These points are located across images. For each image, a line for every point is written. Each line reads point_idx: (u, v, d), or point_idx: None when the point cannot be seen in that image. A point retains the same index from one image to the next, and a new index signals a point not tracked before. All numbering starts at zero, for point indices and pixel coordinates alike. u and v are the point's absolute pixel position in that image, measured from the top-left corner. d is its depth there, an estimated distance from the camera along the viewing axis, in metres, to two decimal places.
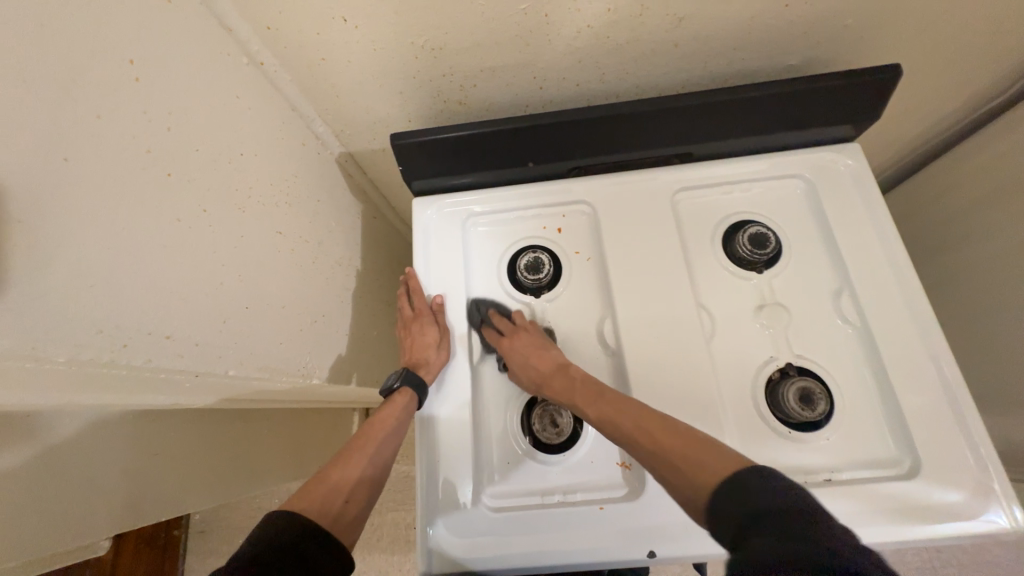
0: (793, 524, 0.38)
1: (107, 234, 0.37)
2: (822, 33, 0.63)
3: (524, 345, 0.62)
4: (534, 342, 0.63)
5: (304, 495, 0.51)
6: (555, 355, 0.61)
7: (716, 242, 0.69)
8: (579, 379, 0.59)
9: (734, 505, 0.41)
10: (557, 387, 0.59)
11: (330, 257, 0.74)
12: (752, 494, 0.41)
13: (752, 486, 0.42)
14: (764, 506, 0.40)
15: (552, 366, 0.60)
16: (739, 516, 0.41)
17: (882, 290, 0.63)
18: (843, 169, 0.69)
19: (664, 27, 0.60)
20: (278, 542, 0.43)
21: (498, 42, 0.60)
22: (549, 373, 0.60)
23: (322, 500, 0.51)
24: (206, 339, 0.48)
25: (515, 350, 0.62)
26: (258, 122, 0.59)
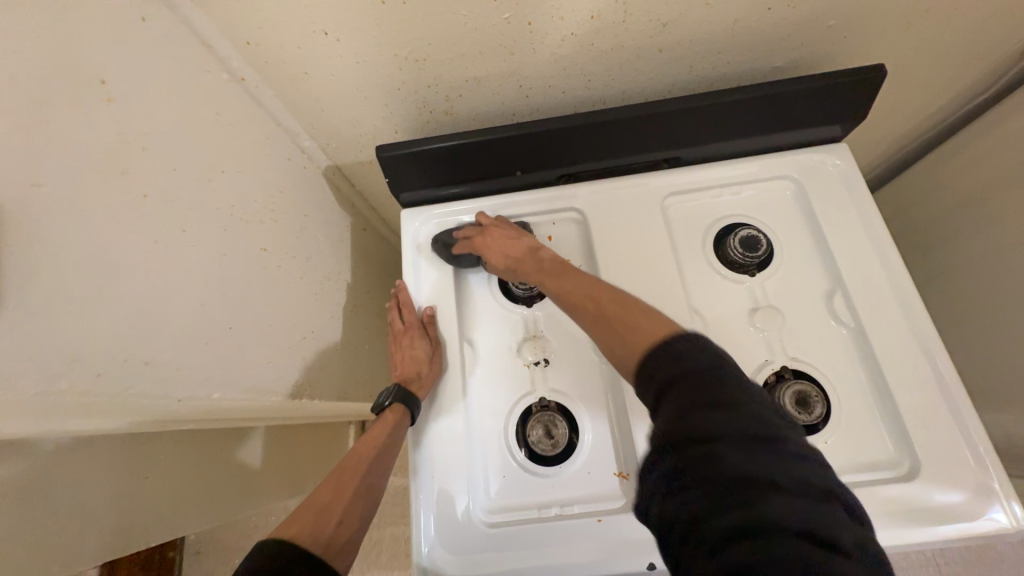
0: (707, 397, 0.40)
1: (78, 260, 0.36)
2: (805, 35, 0.63)
3: (497, 238, 0.66)
4: (503, 232, 0.66)
5: (295, 521, 0.50)
6: (526, 241, 0.65)
7: (707, 246, 0.69)
8: (546, 258, 0.63)
9: (665, 362, 0.43)
10: (528, 268, 0.62)
11: (319, 271, 0.73)
12: (686, 360, 0.43)
13: (685, 353, 0.43)
14: (691, 372, 0.42)
15: (522, 252, 0.64)
16: (665, 372, 0.43)
17: (875, 290, 0.63)
18: (831, 170, 0.69)
19: (648, 32, 0.60)
20: (272, 566, 0.42)
21: (482, 52, 0.60)
22: (521, 257, 0.64)
23: (314, 524, 0.50)
24: (187, 362, 0.47)
25: (490, 244, 0.65)
26: (241, 138, 0.58)
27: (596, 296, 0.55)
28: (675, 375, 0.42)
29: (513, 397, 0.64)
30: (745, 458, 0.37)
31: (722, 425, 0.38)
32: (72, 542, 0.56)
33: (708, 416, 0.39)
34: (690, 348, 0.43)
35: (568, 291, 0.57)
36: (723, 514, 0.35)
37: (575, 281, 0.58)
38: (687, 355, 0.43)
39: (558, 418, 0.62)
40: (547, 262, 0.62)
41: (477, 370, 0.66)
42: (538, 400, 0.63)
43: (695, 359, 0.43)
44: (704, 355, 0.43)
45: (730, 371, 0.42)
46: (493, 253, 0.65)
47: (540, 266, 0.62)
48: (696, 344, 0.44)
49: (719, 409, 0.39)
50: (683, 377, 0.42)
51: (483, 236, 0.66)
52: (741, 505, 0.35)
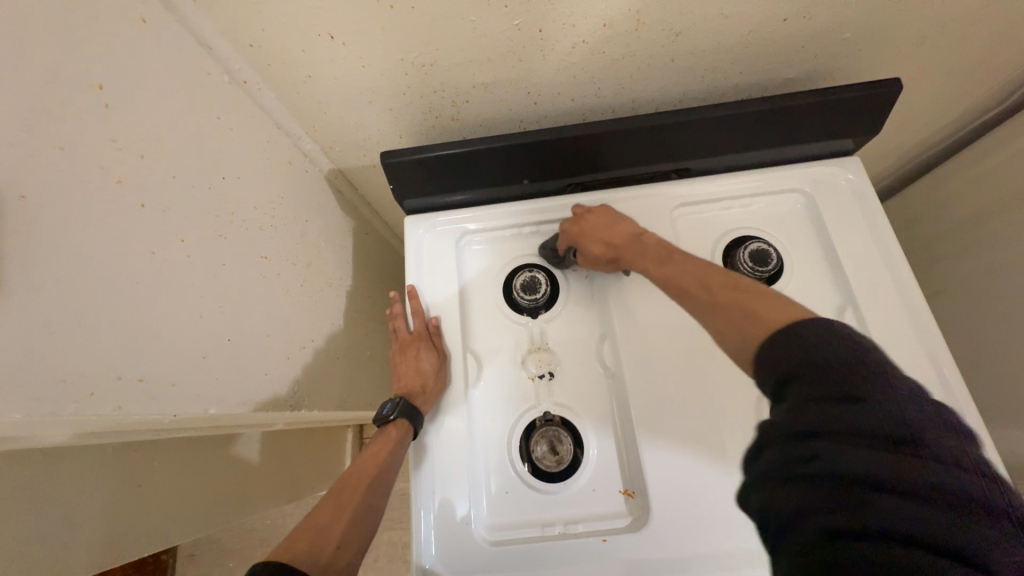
0: (833, 395, 0.36)
1: (72, 276, 0.35)
2: (819, 47, 0.62)
3: (594, 224, 0.63)
4: (605, 216, 0.64)
5: (293, 542, 0.48)
6: (628, 225, 0.62)
7: (717, 259, 0.67)
8: (650, 244, 0.59)
9: (785, 353, 0.39)
10: (629, 253, 0.60)
11: (320, 278, 0.72)
12: (813, 355, 0.37)
13: (819, 348, 0.37)
14: (808, 369, 0.37)
15: (623, 238, 0.61)
16: (780, 368, 0.39)
17: (887, 308, 0.62)
18: (843, 184, 0.68)
19: (661, 41, 0.59)
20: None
21: (491, 58, 0.59)
22: (623, 243, 0.61)
23: (312, 547, 0.49)
24: (183, 378, 0.45)
25: (587, 228, 0.64)
26: (242, 142, 0.56)
27: (707, 282, 0.50)
28: (796, 371, 0.38)
29: (517, 411, 0.63)
30: (869, 458, 0.34)
31: (839, 420, 0.35)
32: (65, 556, 0.54)
33: (830, 411, 0.35)
34: (826, 340, 0.38)
35: (677, 273, 0.53)
36: (827, 507, 0.33)
37: (683, 263, 0.54)
38: (817, 350, 0.37)
39: (563, 433, 0.61)
40: (652, 248, 0.58)
41: (482, 383, 0.64)
42: (543, 414, 0.62)
43: (827, 356, 0.37)
44: (841, 349, 0.37)
45: (877, 375, 0.36)
46: (591, 239, 0.63)
47: (642, 252, 0.59)
48: (837, 339, 0.38)
49: (844, 406, 0.35)
50: (802, 376, 0.37)
51: (580, 222, 0.64)
52: (852, 501, 0.33)
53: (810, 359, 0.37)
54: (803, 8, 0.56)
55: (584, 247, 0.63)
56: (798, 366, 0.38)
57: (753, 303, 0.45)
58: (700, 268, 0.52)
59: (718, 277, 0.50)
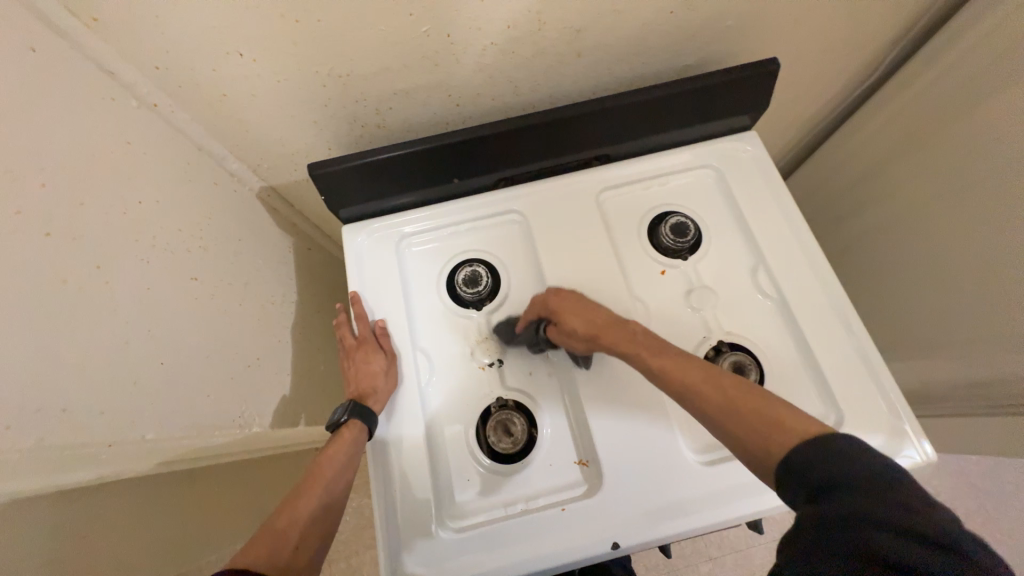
0: (887, 505, 0.36)
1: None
2: (707, 35, 0.68)
3: (570, 303, 0.62)
4: (580, 296, 0.63)
5: (252, 548, 0.50)
6: (606, 310, 0.61)
7: (642, 235, 0.72)
8: (636, 332, 0.58)
9: (811, 480, 0.40)
10: (614, 338, 0.58)
11: (261, 296, 0.71)
12: (843, 473, 0.39)
13: (848, 467, 0.39)
14: (849, 485, 0.38)
15: (606, 320, 0.60)
16: (809, 488, 0.40)
17: (792, 261, 0.69)
18: (744, 155, 0.75)
19: (564, 38, 0.63)
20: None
21: (406, 65, 0.61)
22: (608, 327, 0.59)
23: (271, 550, 0.51)
24: (113, 406, 0.44)
25: (566, 306, 0.62)
26: (158, 167, 0.56)
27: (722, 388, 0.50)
28: (825, 490, 0.39)
29: (472, 400, 0.65)
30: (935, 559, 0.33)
31: (895, 519, 0.35)
32: None
33: (886, 511, 0.36)
34: (857, 458, 0.39)
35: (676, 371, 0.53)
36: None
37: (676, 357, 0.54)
38: (845, 469, 0.39)
39: (516, 416, 0.63)
40: (641, 339, 0.57)
41: (433, 379, 0.66)
42: (496, 401, 0.64)
43: (857, 474, 0.38)
44: (883, 469, 0.38)
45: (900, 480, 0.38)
46: (571, 316, 0.61)
47: (631, 340, 0.57)
48: (866, 455, 0.39)
49: (899, 510, 0.36)
50: (837, 494, 0.38)
51: (559, 299, 0.62)
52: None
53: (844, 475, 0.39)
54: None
55: (564, 323, 0.61)
56: (835, 483, 0.39)
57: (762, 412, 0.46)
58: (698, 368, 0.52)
59: (729, 380, 0.50)
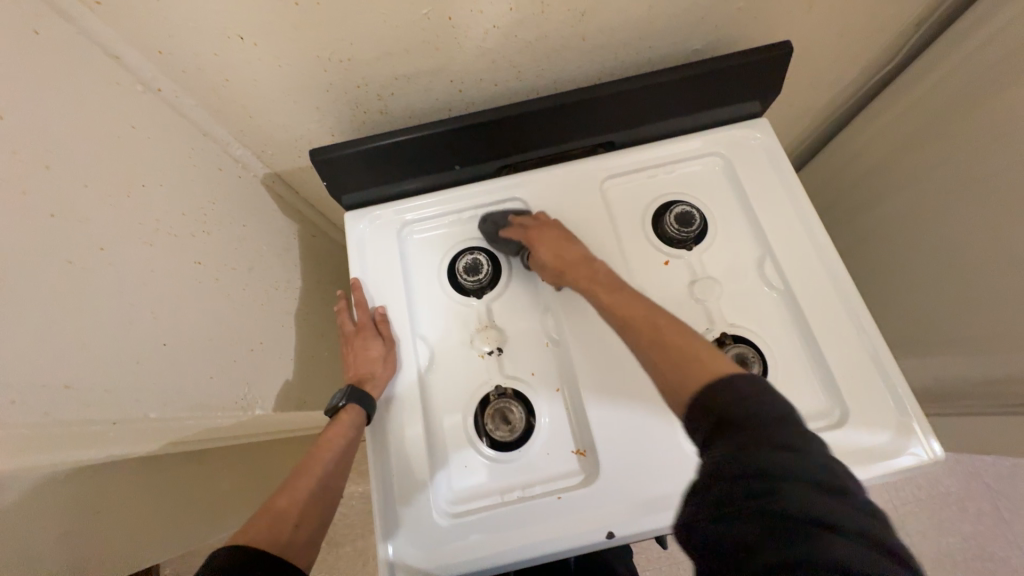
0: (768, 447, 0.38)
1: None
2: (718, 17, 0.66)
3: (550, 237, 0.65)
4: (563, 234, 0.66)
5: (253, 526, 0.52)
6: (581, 249, 0.64)
7: (646, 225, 0.71)
8: (598, 270, 0.61)
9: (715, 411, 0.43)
10: (576, 274, 0.62)
11: (265, 281, 0.72)
12: (738, 407, 0.42)
13: (747, 400, 0.42)
14: (738, 422, 0.41)
15: (575, 257, 0.63)
16: (709, 422, 0.43)
17: (801, 253, 0.67)
18: (754, 143, 0.73)
19: (569, 21, 0.62)
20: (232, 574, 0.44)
21: (407, 49, 0.60)
22: (575, 262, 0.62)
23: (272, 528, 0.52)
24: (115, 384, 0.45)
25: (543, 238, 0.65)
26: (163, 151, 0.56)
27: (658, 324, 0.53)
28: (722, 423, 0.42)
29: (470, 388, 0.65)
30: (815, 498, 0.36)
31: (782, 463, 0.38)
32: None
33: (769, 454, 0.38)
34: (753, 394, 0.42)
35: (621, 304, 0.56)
36: (775, 539, 0.35)
37: (627, 294, 0.57)
38: (742, 402, 0.42)
39: (514, 404, 0.63)
40: (601, 277, 0.60)
41: (433, 365, 0.66)
42: (495, 388, 0.64)
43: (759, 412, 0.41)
44: (771, 408, 0.41)
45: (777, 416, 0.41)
46: (544, 247, 0.64)
47: (592, 275, 0.61)
48: (762, 394, 0.42)
49: (779, 451, 0.38)
50: (728, 430, 0.41)
51: (537, 232, 0.66)
52: (801, 538, 0.34)
53: (736, 409, 0.42)
54: None
55: (537, 253, 0.65)
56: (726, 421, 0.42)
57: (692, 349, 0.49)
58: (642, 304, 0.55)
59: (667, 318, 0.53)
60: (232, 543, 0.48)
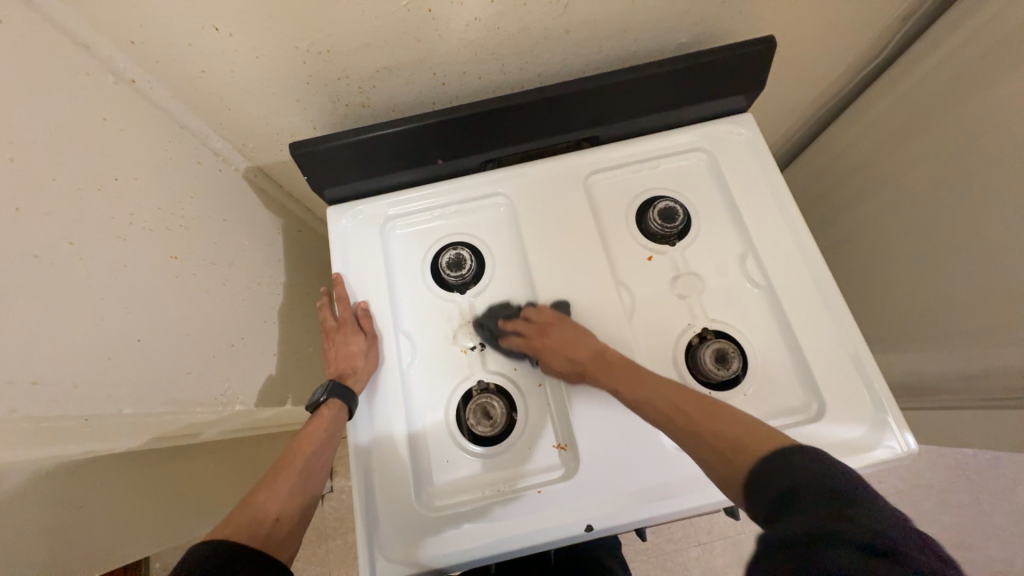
0: (822, 514, 0.36)
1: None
2: (702, 11, 0.66)
3: (557, 337, 0.62)
4: (566, 324, 0.63)
5: (232, 521, 0.51)
6: (592, 340, 0.61)
7: (629, 220, 0.71)
8: (614, 361, 0.58)
9: (772, 485, 0.40)
10: (594, 369, 0.59)
11: (246, 276, 0.71)
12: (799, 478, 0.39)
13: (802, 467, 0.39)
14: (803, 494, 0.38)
15: (589, 352, 0.60)
16: (771, 494, 0.40)
17: (783, 249, 0.67)
18: (738, 138, 0.73)
19: (552, 13, 0.61)
20: (210, 569, 0.44)
21: (387, 41, 0.59)
22: (589, 360, 0.59)
23: (251, 523, 0.52)
24: (87, 380, 0.45)
25: (550, 346, 0.62)
26: (136, 144, 0.55)
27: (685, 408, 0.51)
28: (784, 499, 0.39)
29: (452, 383, 0.65)
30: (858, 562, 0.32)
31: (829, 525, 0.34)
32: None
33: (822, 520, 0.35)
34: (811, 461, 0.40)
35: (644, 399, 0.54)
36: None
37: (649, 383, 0.55)
38: (799, 473, 0.39)
39: (496, 400, 0.63)
40: (620, 367, 0.58)
41: (415, 361, 0.66)
42: (477, 383, 0.65)
43: (813, 477, 0.38)
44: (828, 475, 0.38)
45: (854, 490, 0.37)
46: (554, 355, 0.61)
47: (610, 369, 0.58)
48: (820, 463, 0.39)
49: (833, 517, 0.35)
50: (787, 503, 0.38)
51: (543, 334, 0.63)
52: None
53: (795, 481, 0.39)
54: None
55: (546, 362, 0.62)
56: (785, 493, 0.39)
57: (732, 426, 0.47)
58: (664, 391, 0.53)
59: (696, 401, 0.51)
60: (211, 539, 0.48)
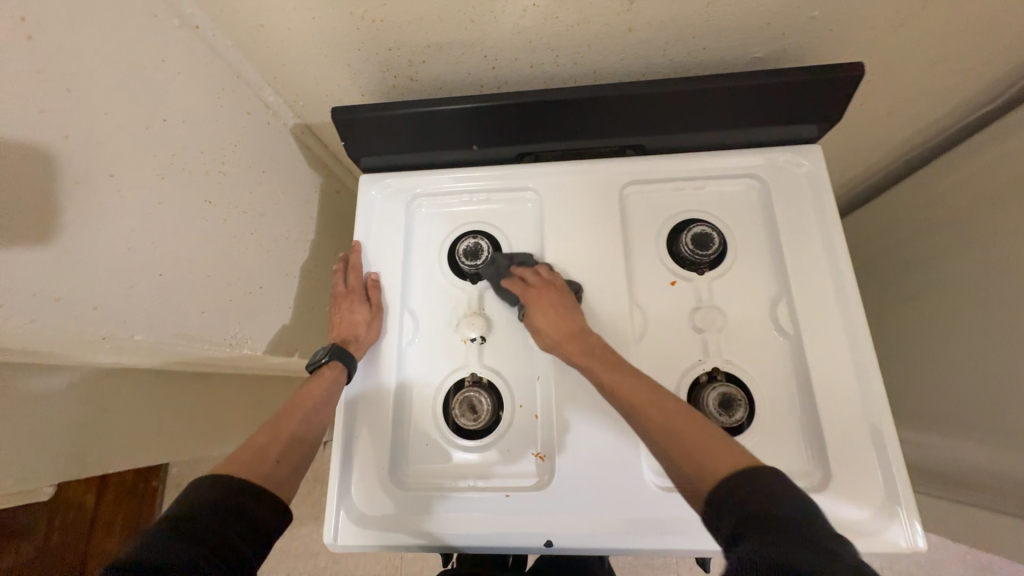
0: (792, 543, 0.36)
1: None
2: (785, 25, 0.60)
3: (546, 302, 0.61)
4: (561, 298, 0.61)
5: (231, 461, 0.50)
6: (577, 319, 0.60)
7: (659, 239, 0.67)
8: (597, 344, 0.58)
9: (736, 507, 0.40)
10: (575, 348, 0.58)
11: (275, 228, 0.74)
12: (763, 507, 0.39)
13: (765, 497, 0.40)
14: (770, 522, 0.38)
15: (573, 329, 0.59)
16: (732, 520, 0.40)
17: (822, 302, 0.61)
18: (799, 172, 0.67)
19: (615, 9, 0.58)
20: (206, 501, 0.43)
21: (441, 17, 0.58)
22: (571, 337, 0.59)
23: (251, 463, 0.50)
24: (106, 303, 0.49)
25: (539, 303, 0.61)
26: (191, 88, 0.58)
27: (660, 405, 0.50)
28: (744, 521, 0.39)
29: (446, 369, 0.65)
30: None
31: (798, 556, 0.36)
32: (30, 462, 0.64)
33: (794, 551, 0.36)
34: (772, 491, 0.40)
35: (615, 387, 0.54)
36: None
37: (624, 375, 0.54)
38: (759, 504, 0.40)
39: (484, 395, 0.63)
40: (601, 352, 0.57)
41: (414, 341, 0.67)
42: (470, 375, 0.64)
43: (781, 510, 0.39)
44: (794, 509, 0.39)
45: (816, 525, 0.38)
46: (539, 317, 0.60)
47: (591, 350, 0.57)
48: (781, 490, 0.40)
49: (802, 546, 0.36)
50: (751, 525, 0.39)
51: (535, 292, 0.61)
52: None
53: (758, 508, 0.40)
54: None
55: (532, 319, 0.61)
56: (748, 517, 0.39)
57: (705, 438, 0.47)
58: (637, 386, 0.53)
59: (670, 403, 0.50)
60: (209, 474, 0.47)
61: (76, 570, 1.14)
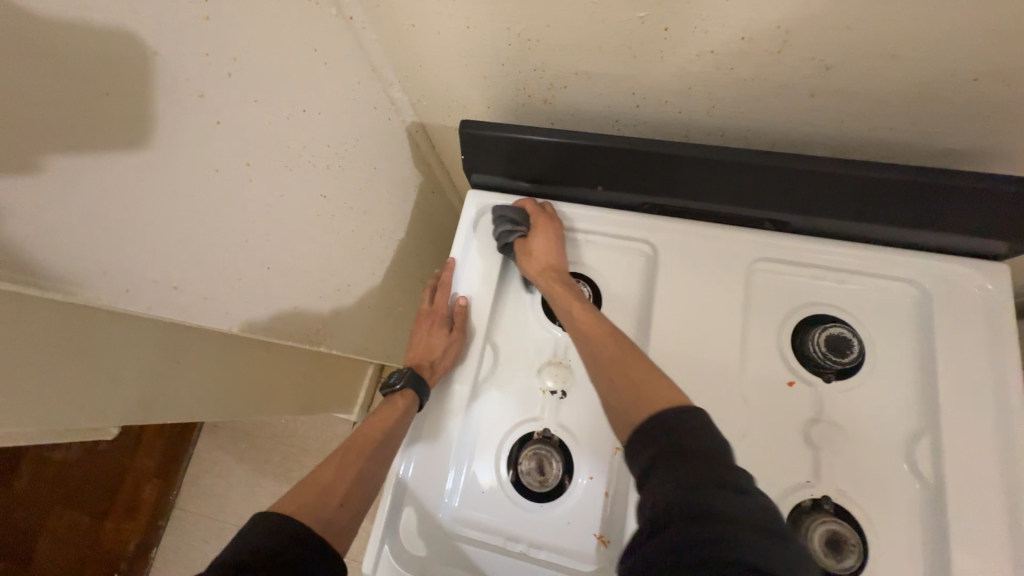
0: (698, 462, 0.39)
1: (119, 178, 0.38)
2: (1005, 122, 0.50)
3: (552, 235, 0.64)
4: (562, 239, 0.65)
5: (298, 497, 0.49)
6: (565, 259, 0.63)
7: (784, 330, 0.59)
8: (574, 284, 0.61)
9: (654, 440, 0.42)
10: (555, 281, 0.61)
11: (371, 225, 0.73)
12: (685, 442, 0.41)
13: (683, 427, 0.42)
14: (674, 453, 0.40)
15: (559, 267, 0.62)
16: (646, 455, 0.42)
17: (972, 450, 0.52)
18: (974, 291, 0.57)
19: (805, 70, 0.50)
20: (267, 547, 0.41)
21: (601, 48, 0.53)
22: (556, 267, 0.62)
23: (317, 502, 0.49)
24: (215, 296, 0.52)
25: (545, 229, 0.64)
26: (330, 76, 0.56)
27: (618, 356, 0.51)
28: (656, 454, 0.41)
29: (518, 417, 0.60)
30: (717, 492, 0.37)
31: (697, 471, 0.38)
32: (109, 407, 0.65)
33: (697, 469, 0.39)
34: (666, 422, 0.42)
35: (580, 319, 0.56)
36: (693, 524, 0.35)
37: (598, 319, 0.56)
38: (673, 435, 0.41)
39: (555, 457, 0.58)
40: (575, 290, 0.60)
41: (491, 378, 0.62)
42: (543, 430, 0.60)
43: (697, 443, 0.40)
44: (708, 445, 0.40)
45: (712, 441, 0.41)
46: (540, 240, 0.63)
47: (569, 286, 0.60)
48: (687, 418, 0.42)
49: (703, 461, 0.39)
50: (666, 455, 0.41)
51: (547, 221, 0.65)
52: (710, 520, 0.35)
53: (673, 442, 0.41)
54: (1005, 70, 0.45)
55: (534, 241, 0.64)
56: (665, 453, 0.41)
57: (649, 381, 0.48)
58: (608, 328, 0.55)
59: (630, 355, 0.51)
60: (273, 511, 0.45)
61: (113, 482, 1.19)
